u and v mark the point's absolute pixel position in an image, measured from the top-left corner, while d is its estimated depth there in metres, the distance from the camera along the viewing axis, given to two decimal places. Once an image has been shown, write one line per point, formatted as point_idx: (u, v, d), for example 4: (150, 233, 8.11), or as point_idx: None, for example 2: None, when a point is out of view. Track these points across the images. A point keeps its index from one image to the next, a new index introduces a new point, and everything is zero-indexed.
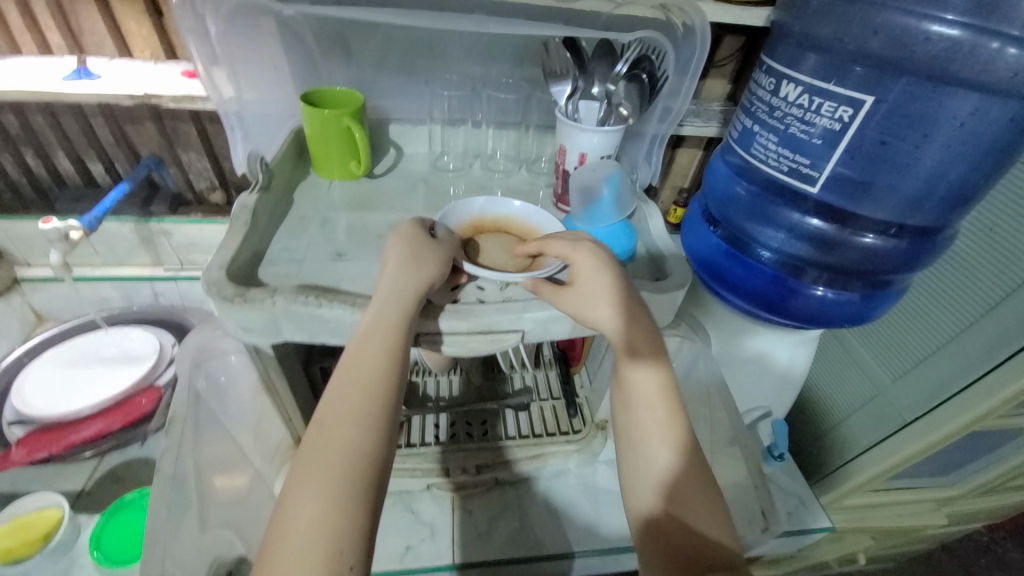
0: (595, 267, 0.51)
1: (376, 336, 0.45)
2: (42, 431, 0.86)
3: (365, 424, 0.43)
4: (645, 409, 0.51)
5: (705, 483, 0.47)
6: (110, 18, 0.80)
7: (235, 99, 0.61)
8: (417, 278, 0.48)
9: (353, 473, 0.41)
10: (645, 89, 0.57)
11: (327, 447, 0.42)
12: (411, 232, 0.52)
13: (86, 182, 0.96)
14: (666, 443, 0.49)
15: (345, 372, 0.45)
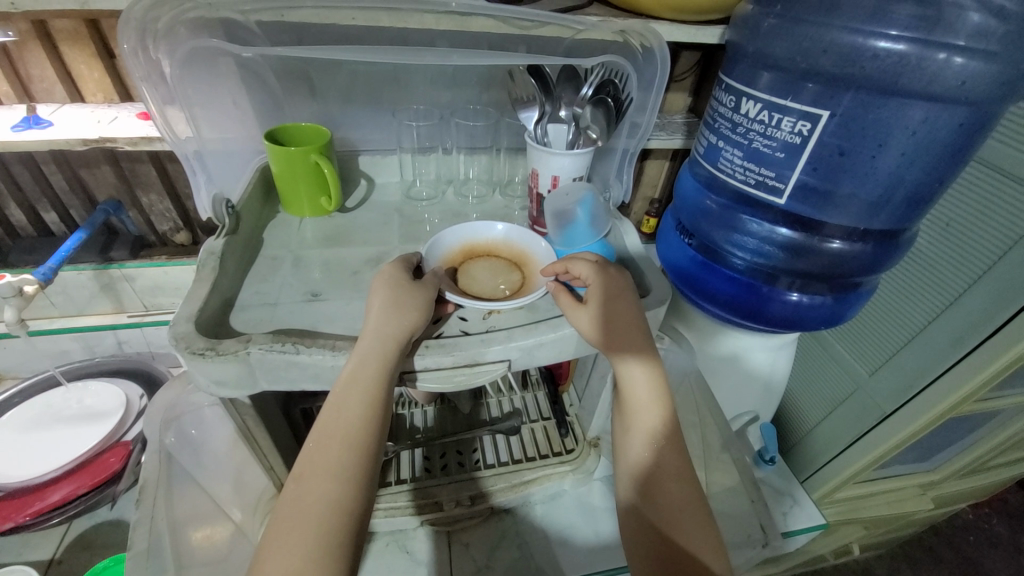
0: (610, 287, 0.52)
1: (357, 385, 0.44)
2: (4, 500, 0.80)
3: (343, 478, 0.41)
4: (645, 427, 0.50)
5: (703, 511, 0.47)
6: (60, 63, 0.77)
7: (193, 139, 0.58)
8: (399, 321, 0.46)
9: (329, 533, 0.39)
10: (611, 111, 0.58)
11: (304, 505, 0.40)
12: (393, 271, 0.51)
13: (41, 232, 0.94)
14: (668, 469, 0.48)
15: (325, 423, 0.44)
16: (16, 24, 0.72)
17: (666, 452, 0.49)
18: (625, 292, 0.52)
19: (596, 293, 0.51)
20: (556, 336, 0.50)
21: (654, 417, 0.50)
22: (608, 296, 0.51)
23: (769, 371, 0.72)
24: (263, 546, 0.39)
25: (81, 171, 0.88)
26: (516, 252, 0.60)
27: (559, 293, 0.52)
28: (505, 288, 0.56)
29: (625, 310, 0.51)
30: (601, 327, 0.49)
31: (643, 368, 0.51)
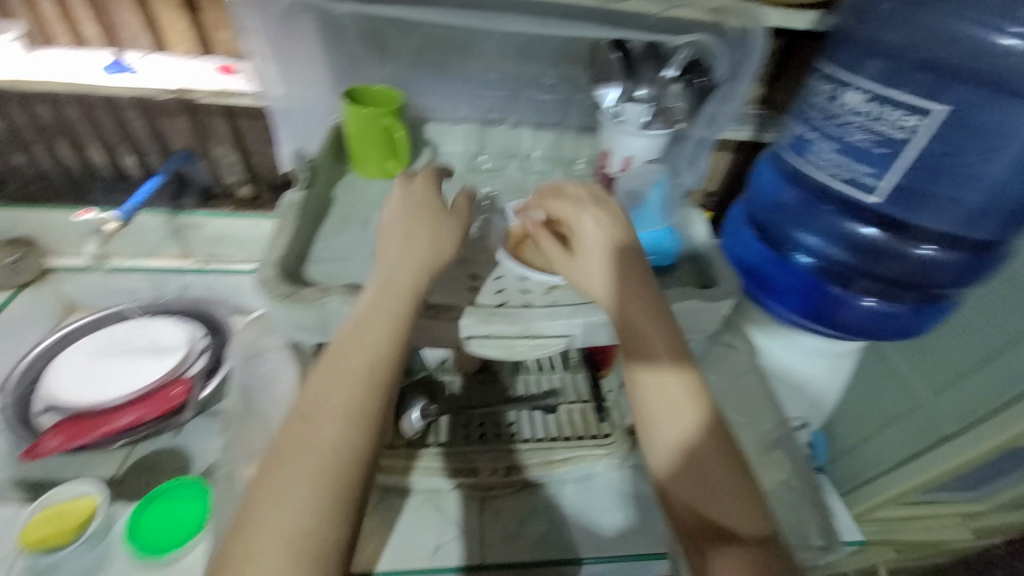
0: (605, 223, 0.51)
1: (369, 325, 0.45)
2: (76, 419, 0.83)
3: (348, 423, 0.42)
4: (663, 396, 0.46)
5: (733, 481, 0.43)
6: (147, 12, 0.80)
7: (283, 96, 0.67)
8: (428, 252, 0.50)
9: (334, 477, 0.39)
10: (701, 91, 0.57)
11: (305, 447, 0.40)
12: (422, 193, 0.54)
13: (117, 175, 0.98)
14: (690, 441, 0.45)
15: (328, 367, 0.44)
16: None
17: (688, 423, 0.45)
18: (623, 228, 0.51)
19: (589, 242, 0.50)
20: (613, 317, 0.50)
21: (676, 386, 0.46)
22: (602, 242, 0.50)
23: (825, 378, 0.70)
24: (262, 483, 0.39)
25: (159, 119, 0.92)
26: None
27: (540, 235, 0.53)
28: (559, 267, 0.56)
29: (621, 261, 0.49)
30: (595, 266, 0.49)
31: (657, 329, 0.47)
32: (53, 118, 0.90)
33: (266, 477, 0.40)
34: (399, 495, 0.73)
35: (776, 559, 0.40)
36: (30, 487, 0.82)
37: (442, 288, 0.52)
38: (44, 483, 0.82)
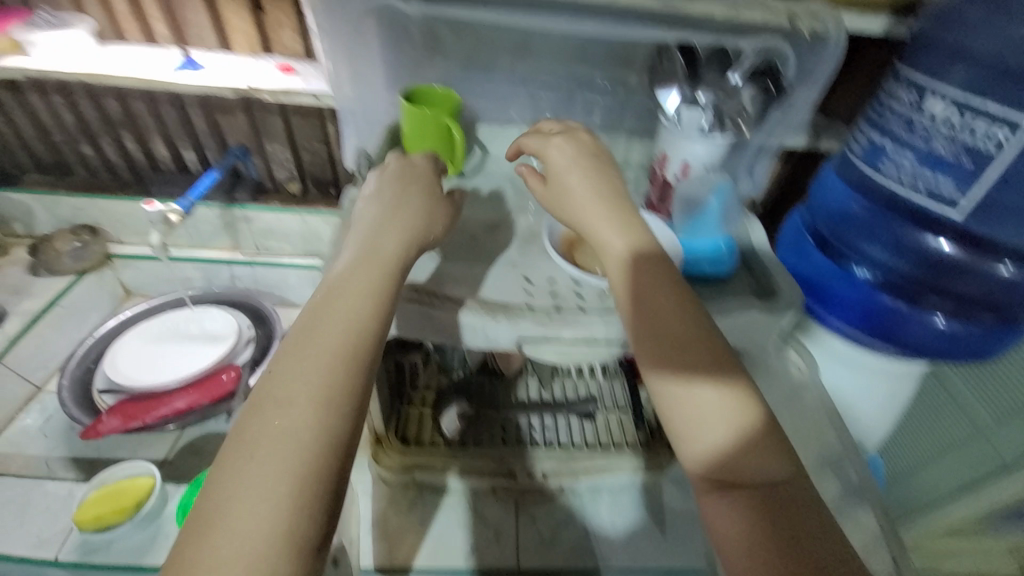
0: (582, 158, 0.55)
1: (346, 295, 0.45)
2: (133, 401, 0.86)
3: (318, 401, 0.39)
4: (677, 355, 0.43)
5: (752, 430, 0.40)
6: (214, 11, 0.84)
7: (351, 97, 0.66)
8: (421, 220, 0.53)
9: (305, 455, 0.36)
10: (768, 96, 0.55)
11: (272, 428, 0.37)
12: (423, 170, 0.58)
13: (178, 168, 1.04)
14: (709, 400, 0.42)
15: (298, 340, 0.42)
16: None
17: (705, 384, 0.42)
18: (603, 168, 0.54)
19: (582, 212, 0.51)
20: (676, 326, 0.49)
21: (689, 348, 0.43)
22: (596, 218, 0.50)
23: (886, 405, 0.66)
24: (222, 469, 0.36)
25: (218, 116, 0.96)
26: None
27: (528, 177, 0.57)
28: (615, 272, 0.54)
29: (619, 234, 0.49)
30: (579, 202, 0.52)
31: (665, 295, 0.46)
32: (123, 113, 0.96)
33: (228, 463, 0.37)
34: (436, 493, 0.74)
35: (803, 507, 0.37)
36: (83, 465, 0.85)
37: (496, 288, 0.52)
38: (97, 461, 0.85)
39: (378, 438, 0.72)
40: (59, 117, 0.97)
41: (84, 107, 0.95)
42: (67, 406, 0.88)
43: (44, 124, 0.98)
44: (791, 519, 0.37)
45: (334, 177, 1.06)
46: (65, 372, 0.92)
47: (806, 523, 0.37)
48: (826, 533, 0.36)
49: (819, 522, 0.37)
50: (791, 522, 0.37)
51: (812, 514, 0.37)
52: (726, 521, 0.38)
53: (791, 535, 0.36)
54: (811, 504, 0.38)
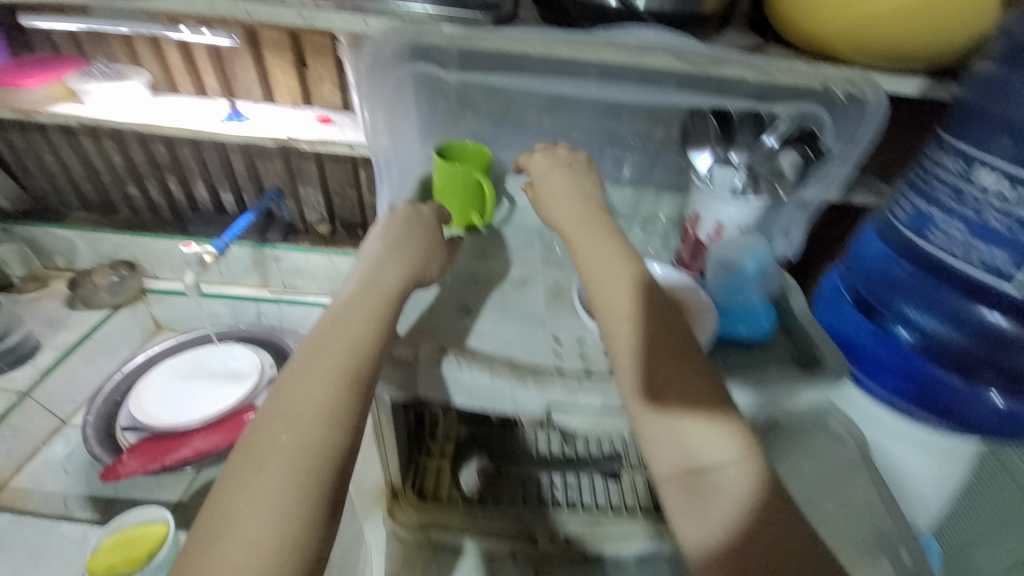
0: (558, 172, 0.60)
1: (348, 322, 0.47)
2: (154, 441, 0.88)
3: (323, 417, 0.42)
4: (638, 356, 0.44)
5: (706, 419, 0.42)
6: (261, 66, 0.89)
7: (387, 149, 0.65)
8: (421, 257, 0.55)
9: (311, 468, 0.39)
10: (806, 160, 0.54)
11: (277, 444, 0.40)
12: (429, 217, 0.59)
13: (216, 208, 1.08)
14: (671, 399, 0.42)
15: (303, 362, 0.44)
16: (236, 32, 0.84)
17: (666, 383, 0.43)
18: (576, 181, 0.59)
19: (582, 244, 0.52)
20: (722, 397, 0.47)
21: (653, 350, 0.44)
22: (598, 253, 0.51)
23: (938, 485, 0.62)
24: (229, 483, 0.39)
25: (256, 161, 1.01)
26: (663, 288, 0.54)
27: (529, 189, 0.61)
28: None
29: (614, 263, 0.50)
30: (553, 213, 0.57)
31: (632, 305, 0.46)
32: (169, 158, 1.01)
33: (234, 476, 0.39)
34: (451, 553, 0.70)
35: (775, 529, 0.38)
36: (100, 506, 0.85)
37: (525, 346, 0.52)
38: (114, 500, 0.86)
39: (394, 492, 0.70)
40: (111, 160, 1.02)
41: (133, 151, 1.00)
42: (90, 444, 0.89)
43: (95, 166, 1.04)
44: (741, 497, 0.39)
45: (362, 220, 1.08)
46: (91, 408, 0.94)
47: (754, 499, 0.39)
48: (772, 507, 0.39)
49: (765, 495, 0.40)
50: (740, 499, 0.39)
51: (758, 489, 0.40)
52: (684, 510, 0.40)
53: (740, 512, 0.39)
54: (761, 479, 0.40)
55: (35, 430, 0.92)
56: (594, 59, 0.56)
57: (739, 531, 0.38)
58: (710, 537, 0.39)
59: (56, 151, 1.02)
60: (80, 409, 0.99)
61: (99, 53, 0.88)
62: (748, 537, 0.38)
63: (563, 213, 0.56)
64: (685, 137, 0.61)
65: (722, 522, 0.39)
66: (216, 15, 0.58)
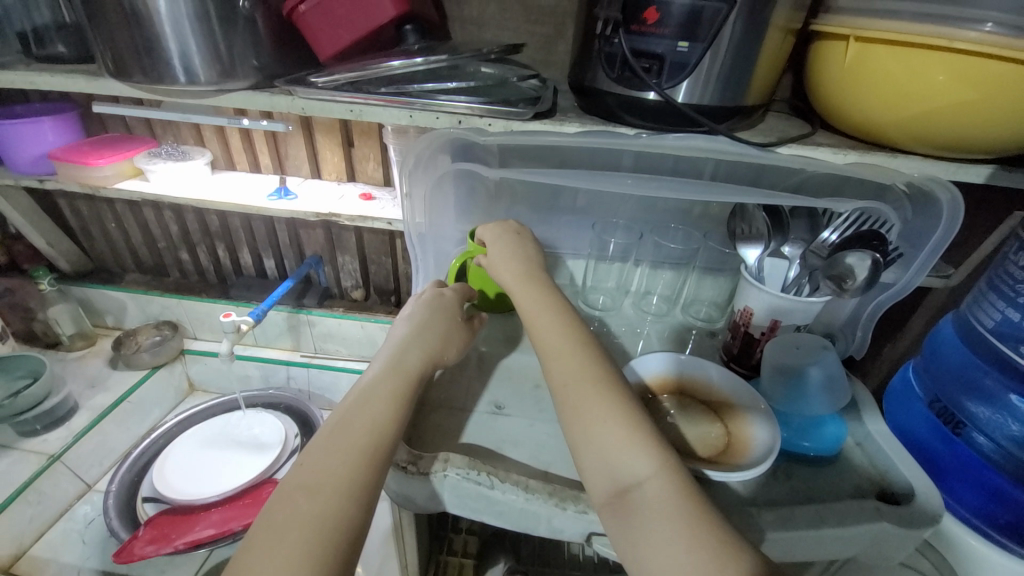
0: (506, 239, 0.60)
1: (373, 397, 0.44)
2: (171, 516, 0.85)
3: (346, 492, 0.37)
4: (569, 403, 0.43)
5: (625, 441, 0.40)
6: (312, 147, 0.94)
7: (423, 225, 0.65)
8: (440, 342, 0.53)
9: (327, 545, 0.35)
10: (879, 262, 0.50)
11: (294, 516, 0.35)
12: (451, 300, 0.58)
13: (258, 273, 1.12)
14: (595, 429, 0.41)
15: (333, 432, 0.41)
16: (292, 117, 0.90)
17: (606, 415, 0.41)
18: (522, 248, 0.59)
19: (540, 323, 0.50)
20: (790, 538, 0.41)
21: (588, 397, 0.43)
22: (550, 321, 0.50)
23: None
24: (247, 561, 0.33)
25: (300, 231, 1.04)
26: (711, 391, 0.54)
27: (505, 231, 0.61)
28: (708, 443, 0.48)
29: (558, 335, 0.48)
30: (502, 284, 0.56)
31: (561, 356, 0.46)
32: (219, 227, 1.06)
33: (247, 555, 0.34)
34: None
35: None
36: None
37: (561, 455, 0.49)
38: None
39: None
40: (166, 227, 1.08)
41: (188, 220, 1.06)
42: (109, 516, 0.86)
43: (152, 233, 1.10)
44: (665, 509, 0.36)
45: (395, 287, 1.09)
46: (115, 475, 0.92)
47: (681, 510, 0.36)
48: (702, 520, 0.35)
49: (691, 504, 0.36)
50: (665, 511, 0.36)
51: (682, 502, 0.36)
52: (622, 536, 0.37)
53: (665, 522, 0.35)
54: (684, 489, 0.37)
55: (60, 496, 0.91)
56: (633, 150, 0.56)
57: (667, 546, 0.34)
58: (642, 555, 0.35)
59: (119, 221, 1.09)
60: (106, 473, 1.00)
61: (169, 136, 0.97)
62: (677, 552, 0.34)
63: (552, 299, 0.52)
64: (731, 230, 0.62)
65: (653, 537, 0.35)
66: (274, 111, 0.62)
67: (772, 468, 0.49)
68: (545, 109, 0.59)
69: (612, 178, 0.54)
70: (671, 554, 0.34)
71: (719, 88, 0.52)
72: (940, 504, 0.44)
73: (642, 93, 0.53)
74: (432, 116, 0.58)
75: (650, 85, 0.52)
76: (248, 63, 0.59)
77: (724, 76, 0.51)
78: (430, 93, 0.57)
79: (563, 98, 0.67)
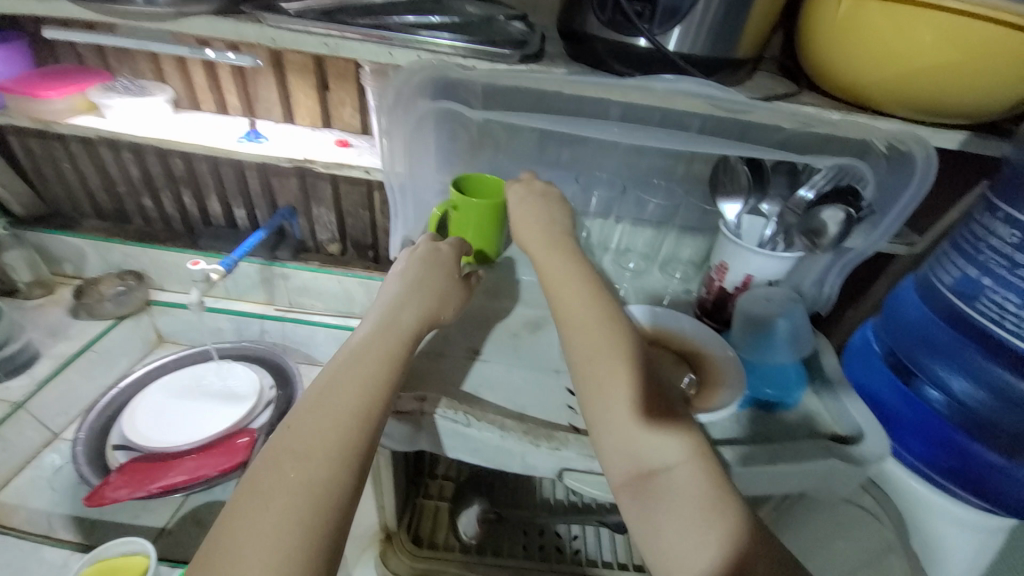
0: (533, 206, 0.59)
1: (361, 361, 0.44)
2: (143, 462, 0.85)
3: (335, 460, 0.38)
4: (596, 379, 0.44)
5: (649, 426, 0.41)
6: (284, 88, 0.88)
7: (404, 174, 0.64)
8: (438, 299, 0.52)
9: (319, 513, 0.35)
10: (851, 217, 0.51)
11: (285, 483, 0.36)
12: (447, 256, 0.56)
13: (228, 222, 1.07)
14: (620, 409, 0.42)
15: (318, 397, 0.41)
16: (261, 54, 0.84)
17: (631, 396, 0.42)
18: (551, 219, 0.58)
19: (564, 295, 0.50)
20: (749, 475, 0.44)
21: (617, 377, 0.43)
22: (580, 295, 0.49)
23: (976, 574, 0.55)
24: (233, 525, 0.34)
25: (272, 179, 0.99)
26: (687, 343, 0.55)
27: (532, 190, 0.60)
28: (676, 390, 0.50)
29: (586, 311, 0.48)
30: (529, 250, 0.56)
31: (591, 332, 0.46)
32: (184, 171, 1.00)
33: (232, 517, 0.35)
34: None
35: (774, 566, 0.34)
36: (83, 527, 0.82)
37: (537, 400, 0.50)
38: (99, 522, 0.83)
39: (389, 534, 0.71)
40: (126, 170, 1.02)
41: (150, 163, 1.00)
42: (78, 463, 0.85)
43: (112, 177, 1.03)
44: (691, 492, 0.38)
45: (373, 241, 1.07)
46: (82, 423, 0.91)
47: (704, 494, 0.38)
48: (725, 503, 0.37)
49: (716, 489, 0.38)
50: (689, 494, 0.38)
51: (709, 489, 0.38)
52: (643, 517, 0.39)
53: (690, 506, 0.37)
54: (708, 473, 0.39)
55: (25, 443, 0.89)
56: (619, 100, 0.55)
57: (691, 529, 0.36)
58: (665, 537, 0.37)
59: (74, 161, 1.02)
60: (74, 422, 0.97)
61: (125, 68, 0.89)
62: (701, 535, 0.36)
63: (568, 268, 0.52)
64: (714, 184, 0.62)
65: (673, 518, 0.37)
66: (242, 41, 0.58)
67: (736, 414, 0.51)
68: (533, 52, 0.57)
69: (599, 126, 0.54)
70: (694, 534, 0.36)
71: (711, 37, 0.51)
72: (886, 448, 0.47)
73: (632, 39, 0.51)
74: (413, 55, 0.55)
75: (642, 31, 0.50)
76: None
77: (716, 24, 0.50)
78: (411, 29, 0.55)
79: (550, 43, 0.65)
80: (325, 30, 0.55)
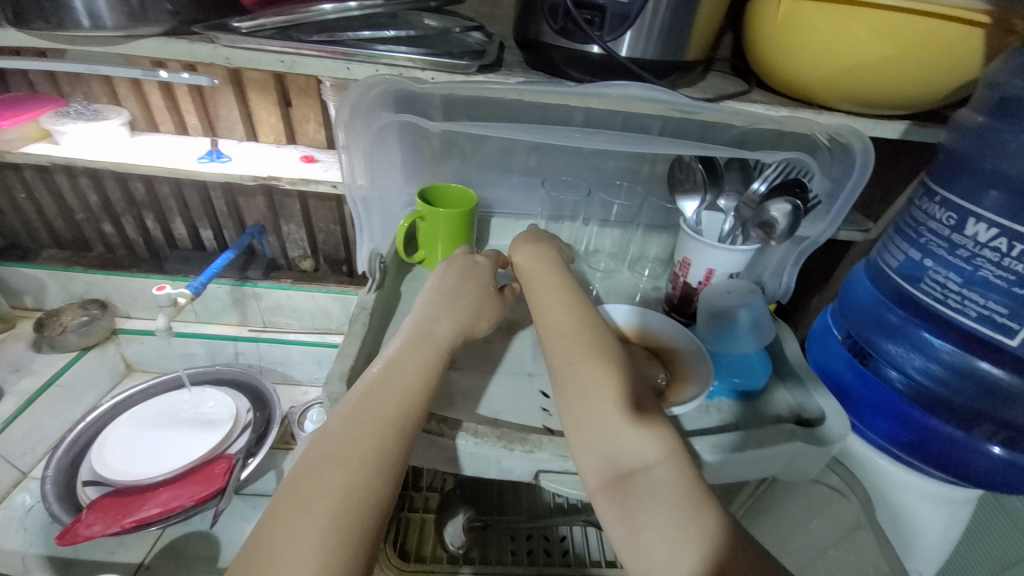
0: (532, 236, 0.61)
1: (396, 374, 0.44)
2: (116, 496, 0.81)
3: (375, 467, 0.38)
4: (581, 384, 0.44)
5: (635, 426, 0.41)
6: (245, 106, 0.87)
7: (366, 187, 0.62)
8: (471, 311, 0.52)
9: (355, 521, 0.35)
10: (797, 209, 0.53)
11: (322, 488, 0.36)
12: (483, 268, 0.57)
13: (194, 244, 1.05)
14: (602, 411, 0.42)
15: (356, 406, 0.41)
16: (218, 72, 0.83)
17: (614, 397, 0.43)
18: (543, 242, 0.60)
19: (554, 306, 0.51)
20: (718, 464, 0.45)
21: (605, 379, 0.44)
22: (568, 305, 0.51)
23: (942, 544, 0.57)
24: (271, 532, 0.34)
25: (238, 198, 0.98)
26: (660, 342, 0.56)
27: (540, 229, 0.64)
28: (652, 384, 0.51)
29: (573, 319, 0.49)
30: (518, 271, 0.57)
31: (578, 338, 0.47)
32: (146, 194, 0.98)
33: (274, 518, 0.35)
34: None
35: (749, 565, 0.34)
36: (57, 567, 0.79)
37: (511, 406, 0.50)
38: (73, 562, 0.80)
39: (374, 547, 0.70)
40: (84, 196, 0.99)
41: (109, 187, 0.97)
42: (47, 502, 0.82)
43: (69, 204, 1.00)
44: (669, 492, 0.38)
45: (347, 255, 1.06)
46: (50, 460, 0.87)
47: (682, 496, 0.38)
48: (701, 505, 0.37)
49: (692, 490, 0.38)
50: (667, 494, 0.38)
51: (688, 488, 0.38)
52: (623, 521, 0.39)
53: (668, 506, 0.37)
54: (685, 474, 0.39)
55: None
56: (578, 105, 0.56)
57: (668, 531, 0.36)
58: (643, 539, 0.37)
59: (29, 190, 0.98)
60: (42, 460, 0.94)
61: (78, 92, 0.87)
62: (676, 536, 0.36)
63: (564, 282, 0.54)
64: (672, 183, 0.65)
65: (651, 516, 0.37)
66: (196, 61, 0.57)
67: (705, 405, 0.52)
68: (491, 61, 0.58)
69: (559, 131, 0.54)
70: (670, 535, 0.36)
71: (661, 41, 0.53)
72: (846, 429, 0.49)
73: (585, 46, 0.53)
74: (371, 69, 0.56)
75: (593, 38, 0.52)
76: (161, 7, 0.53)
77: (665, 28, 0.52)
78: (367, 43, 0.55)
79: (509, 52, 0.66)
80: (280, 47, 0.54)
